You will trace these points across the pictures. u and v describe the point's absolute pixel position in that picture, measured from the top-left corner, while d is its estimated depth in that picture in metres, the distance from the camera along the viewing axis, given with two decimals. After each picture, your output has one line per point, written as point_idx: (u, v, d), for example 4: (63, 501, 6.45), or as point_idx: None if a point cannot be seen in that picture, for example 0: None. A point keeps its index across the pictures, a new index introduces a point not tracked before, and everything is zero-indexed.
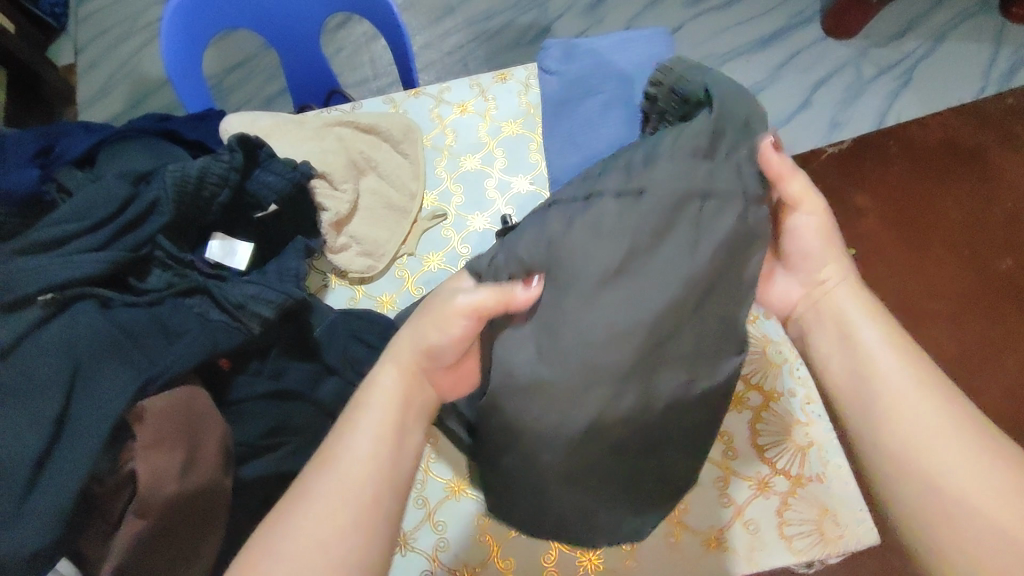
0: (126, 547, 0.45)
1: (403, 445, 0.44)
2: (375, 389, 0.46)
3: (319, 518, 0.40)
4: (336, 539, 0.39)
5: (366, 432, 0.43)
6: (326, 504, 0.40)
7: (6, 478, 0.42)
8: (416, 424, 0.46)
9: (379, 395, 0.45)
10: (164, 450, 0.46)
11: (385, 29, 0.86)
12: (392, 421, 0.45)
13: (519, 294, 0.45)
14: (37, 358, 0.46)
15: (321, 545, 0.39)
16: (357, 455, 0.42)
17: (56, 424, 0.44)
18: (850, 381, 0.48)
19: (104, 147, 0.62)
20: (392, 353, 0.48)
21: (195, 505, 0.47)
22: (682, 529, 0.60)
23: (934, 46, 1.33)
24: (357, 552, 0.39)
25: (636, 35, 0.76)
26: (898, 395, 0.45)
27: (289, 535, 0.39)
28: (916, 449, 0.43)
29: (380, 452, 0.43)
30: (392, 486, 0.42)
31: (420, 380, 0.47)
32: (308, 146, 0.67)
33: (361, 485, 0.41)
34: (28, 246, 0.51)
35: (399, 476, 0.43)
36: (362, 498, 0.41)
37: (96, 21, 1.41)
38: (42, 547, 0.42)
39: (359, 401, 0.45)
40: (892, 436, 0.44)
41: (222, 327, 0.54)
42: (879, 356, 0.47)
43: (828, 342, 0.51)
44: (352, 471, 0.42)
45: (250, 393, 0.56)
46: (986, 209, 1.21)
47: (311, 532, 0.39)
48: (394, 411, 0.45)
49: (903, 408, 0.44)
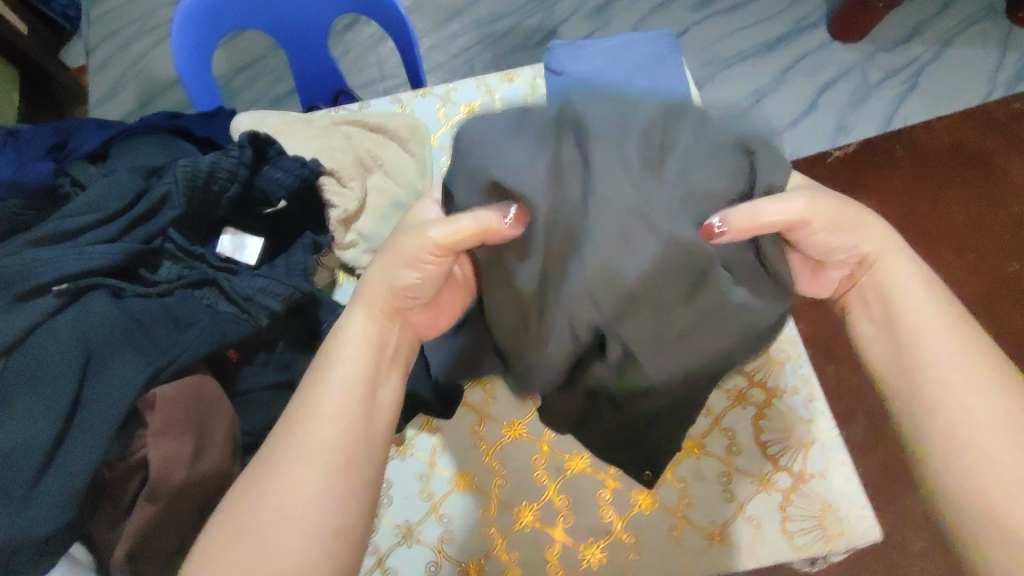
0: (136, 531, 0.46)
1: (374, 402, 0.46)
2: (340, 347, 0.48)
3: (289, 483, 0.41)
4: (306, 503, 0.41)
5: (332, 394, 0.45)
6: (297, 466, 0.42)
7: (18, 463, 0.43)
8: (389, 374, 0.49)
9: (345, 351, 0.47)
10: (175, 436, 0.47)
11: (393, 31, 0.88)
12: (360, 379, 0.46)
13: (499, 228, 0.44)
14: (50, 346, 0.47)
15: (289, 509, 0.41)
16: (320, 416, 0.44)
17: (69, 409, 0.45)
18: (893, 359, 0.48)
19: (115, 142, 0.63)
20: (359, 300, 0.50)
21: (204, 491, 0.48)
22: (684, 523, 0.60)
23: (941, 50, 1.33)
24: (328, 512, 0.41)
25: (641, 37, 0.77)
26: (948, 381, 0.44)
27: (257, 502, 0.41)
28: (963, 437, 0.43)
29: (348, 411, 0.44)
30: (363, 445, 0.44)
31: (387, 325, 0.50)
32: (316, 144, 0.68)
33: (328, 447, 0.43)
34: (43, 237, 0.52)
35: (370, 435, 0.45)
36: (330, 460, 0.43)
37: (108, 23, 1.44)
38: (54, 530, 0.42)
39: (322, 362, 0.47)
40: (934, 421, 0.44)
41: (231, 319, 0.54)
42: (929, 338, 0.46)
43: (874, 324, 0.50)
44: (317, 434, 0.43)
45: (259, 383, 0.57)
46: (993, 213, 1.21)
47: (278, 498, 0.41)
48: (359, 370, 0.47)
49: (947, 392, 0.44)
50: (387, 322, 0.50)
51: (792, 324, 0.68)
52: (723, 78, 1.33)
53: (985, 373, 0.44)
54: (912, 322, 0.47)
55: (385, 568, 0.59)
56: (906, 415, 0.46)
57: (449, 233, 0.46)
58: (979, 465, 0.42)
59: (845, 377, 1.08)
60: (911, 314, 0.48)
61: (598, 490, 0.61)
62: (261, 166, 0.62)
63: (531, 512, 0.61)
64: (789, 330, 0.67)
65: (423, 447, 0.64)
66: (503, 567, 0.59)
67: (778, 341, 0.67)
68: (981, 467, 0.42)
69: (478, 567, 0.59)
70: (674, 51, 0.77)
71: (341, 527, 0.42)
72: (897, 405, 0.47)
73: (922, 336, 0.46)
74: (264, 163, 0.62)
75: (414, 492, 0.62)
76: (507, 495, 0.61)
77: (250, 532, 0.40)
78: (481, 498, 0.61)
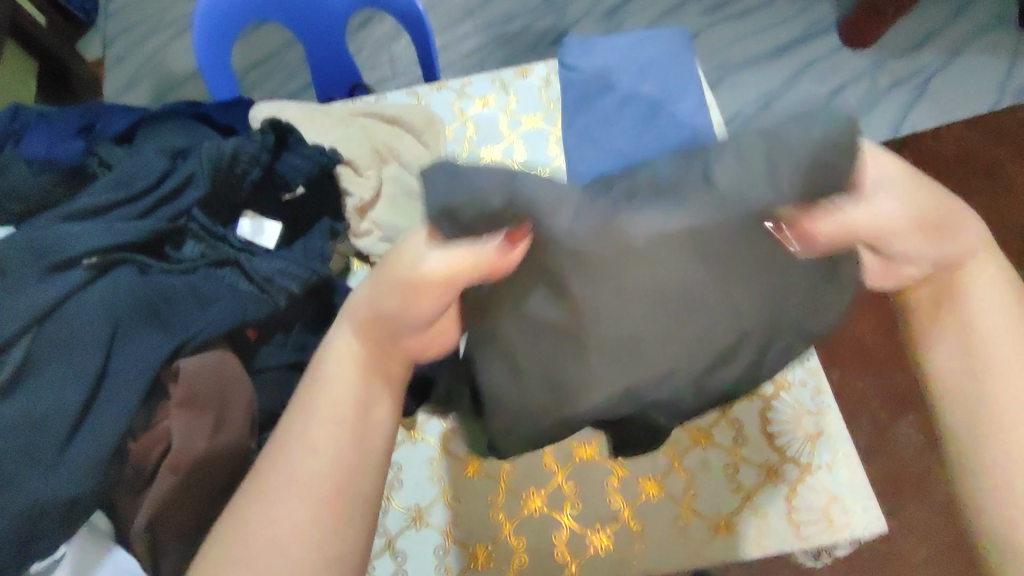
0: (155, 501, 0.47)
1: (368, 419, 0.44)
2: (329, 364, 0.45)
3: (278, 518, 0.39)
4: (295, 538, 0.38)
5: (329, 419, 0.42)
6: (286, 500, 0.40)
7: (49, 428, 0.45)
8: (382, 395, 0.45)
9: (337, 373, 0.44)
10: (195, 409, 0.49)
11: (410, 25, 0.89)
12: (355, 399, 0.44)
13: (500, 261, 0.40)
14: (80, 317, 0.48)
15: (278, 551, 0.38)
16: (309, 445, 0.41)
17: (96, 378, 0.47)
18: (958, 376, 0.43)
19: (141, 126, 0.65)
20: (346, 315, 0.46)
21: (222, 465, 0.49)
22: (691, 512, 0.61)
23: (950, 58, 1.34)
24: (319, 548, 0.39)
25: (656, 35, 0.79)
26: (1009, 405, 0.40)
27: (242, 540, 0.38)
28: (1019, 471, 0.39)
29: (340, 437, 0.42)
30: (355, 469, 0.42)
31: (379, 348, 0.46)
32: (335, 134, 0.70)
33: (321, 477, 0.41)
34: (72, 213, 0.53)
35: (366, 459, 0.43)
36: (321, 490, 0.40)
37: (125, 17, 1.46)
38: (82, 492, 0.44)
39: (313, 385, 0.44)
40: (993, 450, 0.40)
41: (251, 298, 0.55)
42: (995, 357, 0.41)
43: (936, 325, 0.45)
44: (309, 464, 0.41)
45: (275, 363, 0.58)
46: (1001, 220, 1.21)
47: (265, 532, 0.39)
48: (355, 391, 0.44)
49: (1007, 419, 0.40)
50: (374, 342, 0.46)
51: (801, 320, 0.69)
52: (733, 82, 1.35)
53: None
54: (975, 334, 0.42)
55: (396, 549, 0.60)
56: (966, 440, 0.41)
57: (447, 267, 0.42)
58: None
59: (850, 380, 1.09)
60: (987, 323, 0.42)
61: (607, 478, 0.62)
62: (281, 153, 0.64)
63: (539, 498, 0.62)
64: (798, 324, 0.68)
65: (433, 433, 0.65)
66: (511, 552, 0.60)
67: None
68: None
69: (488, 551, 0.60)
70: (688, 48, 0.78)
71: (337, 558, 0.40)
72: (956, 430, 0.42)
73: (985, 355, 0.42)
74: (285, 150, 0.64)
75: (424, 477, 0.63)
76: (516, 482, 0.62)
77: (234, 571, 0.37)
78: (491, 484, 0.62)
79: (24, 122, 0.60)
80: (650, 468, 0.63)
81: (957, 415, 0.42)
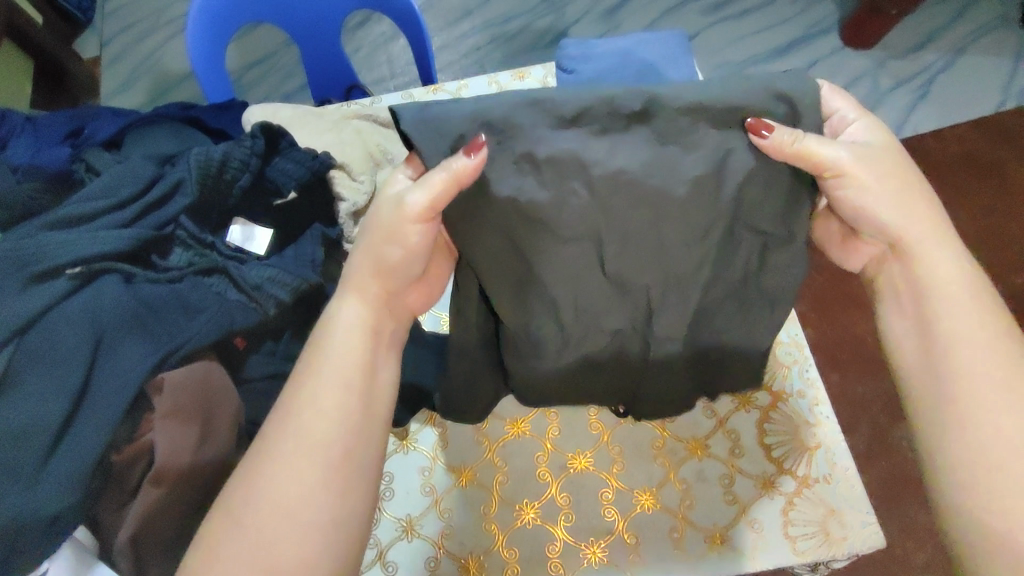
0: (140, 515, 0.46)
1: (374, 385, 0.46)
2: (339, 327, 0.47)
3: (286, 479, 0.41)
4: (305, 498, 0.41)
5: (336, 386, 0.44)
6: (297, 460, 0.42)
7: (29, 442, 0.44)
8: (387, 361, 0.48)
9: (344, 339, 0.46)
10: (181, 420, 0.48)
11: (405, 26, 0.88)
12: (361, 365, 0.46)
13: (464, 165, 0.43)
14: (63, 327, 0.48)
15: (289, 510, 0.40)
16: (318, 409, 0.44)
17: (80, 389, 0.46)
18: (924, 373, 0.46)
19: (129, 131, 0.63)
20: (352, 282, 0.49)
21: (209, 478, 0.49)
22: (686, 525, 0.60)
23: (954, 59, 1.33)
24: (329, 508, 0.41)
25: (654, 37, 0.78)
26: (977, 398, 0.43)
27: (250, 500, 0.41)
28: (990, 465, 0.41)
29: (348, 400, 0.44)
30: (359, 434, 0.44)
31: (387, 308, 0.49)
32: (327, 138, 0.68)
33: (327, 441, 0.43)
34: (57, 221, 0.53)
35: (371, 424, 0.45)
36: (331, 452, 0.42)
37: (122, 16, 1.45)
38: (64, 508, 0.43)
39: (322, 347, 0.46)
40: (956, 439, 0.43)
41: (239, 306, 0.55)
42: (962, 350, 0.44)
43: (906, 322, 0.48)
44: (317, 427, 0.43)
45: (265, 372, 0.57)
46: (1003, 222, 1.19)
47: (273, 494, 0.41)
48: (361, 355, 0.46)
49: (976, 409, 0.43)
50: (383, 304, 0.49)
51: (800, 329, 0.68)
52: None
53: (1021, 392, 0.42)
54: (956, 334, 0.45)
55: (386, 562, 0.59)
56: (934, 432, 0.44)
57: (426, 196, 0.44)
58: (1009, 494, 0.40)
59: (850, 385, 1.08)
60: (949, 321, 0.45)
61: (601, 489, 0.61)
62: (272, 156, 0.63)
63: (533, 509, 0.61)
64: (796, 334, 0.68)
65: (426, 441, 0.64)
66: (503, 564, 0.59)
67: (784, 345, 0.67)
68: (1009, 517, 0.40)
69: (480, 564, 0.59)
70: (686, 52, 0.77)
71: (340, 521, 0.42)
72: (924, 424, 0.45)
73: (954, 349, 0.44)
74: (276, 154, 0.63)
75: (416, 487, 0.62)
76: (509, 492, 0.61)
77: (245, 529, 0.40)
78: (483, 494, 0.61)
79: (13, 126, 0.60)
80: (645, 480, 0.62)
81: (926, 409, 0.45)
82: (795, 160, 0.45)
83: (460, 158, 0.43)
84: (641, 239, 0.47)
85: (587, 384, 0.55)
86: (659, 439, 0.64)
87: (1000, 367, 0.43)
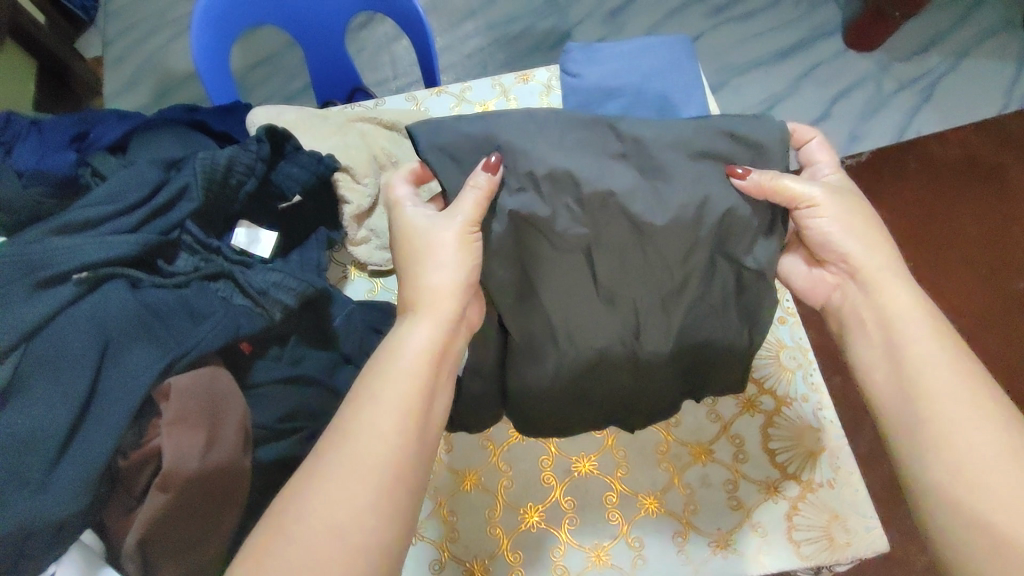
0: (147, 520, 0.46)
1: (429, 412, 0.46)
2: (404, 350, 0.47)
3: (340, 501, 0.41)
4: (356, 521, 0.41)
5: (397, 410, 0.44)
6: (352, 481, 0.42)
7: (37, 448, 0.44)
8: (442, 388, 0.48)
9: (408, 362, 0.46)
10: (188, 426, 0.48)
11: (409, 29, 0.88)
12: (421, 390, 0.46)
13: (486, 175, 0.47)
14: (70, 333, 0.48)
15: (339, 531, 0.40)
16: (378, 432, 0.44)
17: (86, 395, 0.46)
18: (895, 402, 0.46)
19: (134, 135, 0.64)
20: (423, 309, 0.48)
21: (216, 484, 0.48)
22: (689, 530, 0.60)
23: (957, 62, 1.33)
24: (376, 533, 0.41)
25: (658, 41, 0.78)
26: (950, 421, 0.43)
27: (303, 518, 0.41)
28: (966, 480, 0.41)
29: (404, 426, 0.44)
30: (414, 461, 0.44)
31: (455, 329, 0.49)
32: (332, 141, 0.68)
33: (384, 467, 0.43)
34: (65, 226, 0.53)
35: (423, 451, 0.45)
36: (384, 477, 0.43)
37: (124, 15, 1.45)
38: (70, 514, 0.43)
39: (386, 369, 0.46)
40: (931, 456, 0.43)
41: (245, 312, 0.55)
42: (933, 373, 0.45)
43: (874, 349, 0.48)
44: (374, 451, 0.43)
45: (268, 377, 0.57)
46: (1006, 226, 1.19)
47: (325, 515, 0.41)
48: (424, 378, 0.46)
49: (949, 426, 0.43)
50: (452, 327, 0.48)
51: (803, 332, 0.68)
52: (736, 85, 1.34)
53: (991, 411, 0.43)
54: (922, 360, 0.45)
55: None
56: (911, 451, 0.44)
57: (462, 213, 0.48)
58: (994, 506, 0.40)
59: (852, 387, 1.08)
60: (917, 348, 0.46)
61: (605, 493, 0.62)
62: (278, 161, 0.63)
63: (537, 513, 0.61)
64: (800, 338, 0.67)
65: None
66: (508, 568, 0.59)
67: (788, 349, 0.67)
68: (997, 527, 0.40)
69: (484, 567, 0.59)
70: (691, 55, 0.77)
71: (383, 551, 0.42)
72: (901, 447, 0.45)
73: (922, 374, 0.45)
74: (281, 158, 0.63)
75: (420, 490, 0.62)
76: (513, 496, 0.61)
77: (294, 544, 0.40)
78: (487, 498, 0.62)
79: (17, 130, 0.60)
80: (649, 484, 0.62)
81: (902, 430, 0.45)
82: (772, 196, 0.50)
83: (480, 174, 0.48)
84: (635, 254, 0.51)
85: (596, 390, 0.56)
86: (663, 444, 0.64)
87: (968, 389, 0.44)
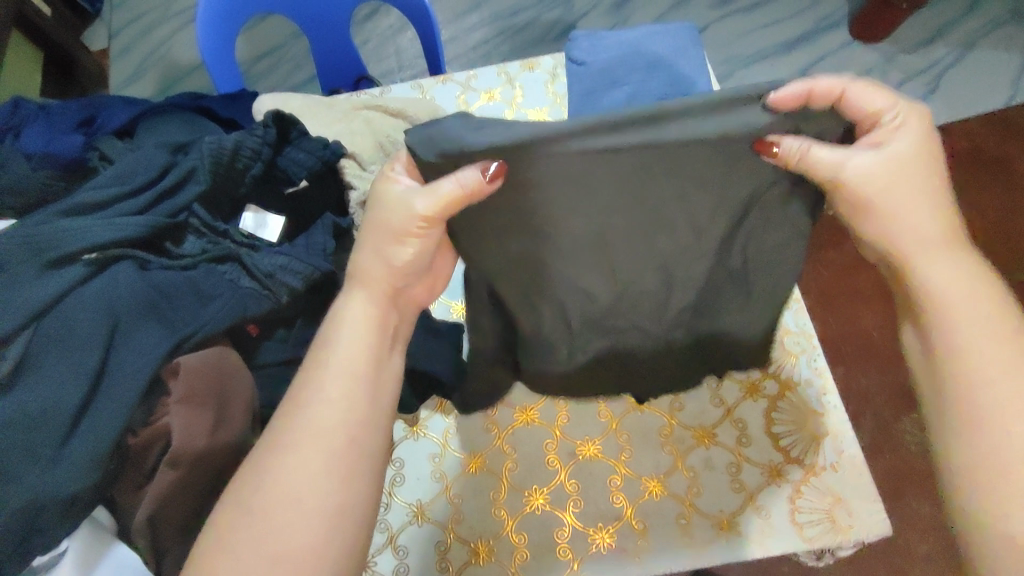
0: (156, 497, 0.46)
1: (380, 378, 0.48)
2: (344, 324, 0.48)
3: (295, 470, 0.42)
4: (310, 487, 0.42)
5: (338, 377, 0.46)
6: (305, 449, 0.43)
7: (48, 424, 0.45)
8: (392, 355, 0.50)
9: (350, 333, 0.48)
10: (195, 406, 0.48)
11: (416, 19, 0.88)
12: (364, 359, 0.47)
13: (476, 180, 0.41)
14: (81, 312, 0.48)
15: (296, 498, 0.42)
16: (325, 401, 0.45)
17: (96, 373, 0.47)
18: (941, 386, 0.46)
19: (142, 119, 0.64)
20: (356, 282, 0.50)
21: (222, 461, 0.49)
22: (693, 512, 0.61)
23: (964, 53, 1.32)
24: (335, 497, 0.42)
25: (662, 30, 0.78)
26: (992, 413, 0.43)
27: (262, 491, 0.42)
28: (986, 477, 0.42)
29: (353, 395, 0.46)
30: (368, 427, 0.46)
31: (389, 308, 0.50)
32: (339, 127, 0.69)
33: (336, 431, 0.44)
34: (75, 208, 0.53)
35: (380, 418, 0.46)
36: (338, 441, 0.44)
37: (132, 7, 1.45)
38: (81, 488, 0.44)
39: (324, 342, 0.48)
40: (960, 453, 0.44)
41: (252, 294, 0.55)
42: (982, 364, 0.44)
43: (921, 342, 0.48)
44: (325, 419, 0.44)
45: (278, 359, 0.58)
46: (1011, 218, 1.19)
47: (285, 486, 0.42)
48: (367, 352, 0.48)
49: (983, 429, 0.43)
50: (388, 305, 0.50)
51: (807, 318, 0.68)
52: (741, 76, 1.33)
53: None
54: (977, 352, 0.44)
55: (396, 545, 0.59)
56: (945, 448, 0.45)
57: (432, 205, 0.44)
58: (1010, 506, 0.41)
59: (853, 378, 1.08)
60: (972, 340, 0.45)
61: (609, 476, 0.62)
62: (283, 146, 0.63)
63: (541, 496, 0.61)
64: (804, 324, 0.68)
65: (436, 428, 0.64)
66: (511, 548, 0.59)
67: (791, 335, 0.67)
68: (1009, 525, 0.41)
69: (489, 548, 0.59)
70: (696, 44, 0.77)
71: (347, 510, 0.43)
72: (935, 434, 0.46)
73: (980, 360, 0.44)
74: (287, 143, 0.63)
75: (427, 474, 0.62)
76: (517, 479, 0.62)
77: (257, 516, 0.41)
78: (492, 480, 0.62)
79: (26, 114, 0.60)
80: (653, 467, 0.62)
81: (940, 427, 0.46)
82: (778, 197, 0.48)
83: (472, 172, 0.41)
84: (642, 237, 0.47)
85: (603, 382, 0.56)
86: (667, 427, 0.64)
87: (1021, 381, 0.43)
